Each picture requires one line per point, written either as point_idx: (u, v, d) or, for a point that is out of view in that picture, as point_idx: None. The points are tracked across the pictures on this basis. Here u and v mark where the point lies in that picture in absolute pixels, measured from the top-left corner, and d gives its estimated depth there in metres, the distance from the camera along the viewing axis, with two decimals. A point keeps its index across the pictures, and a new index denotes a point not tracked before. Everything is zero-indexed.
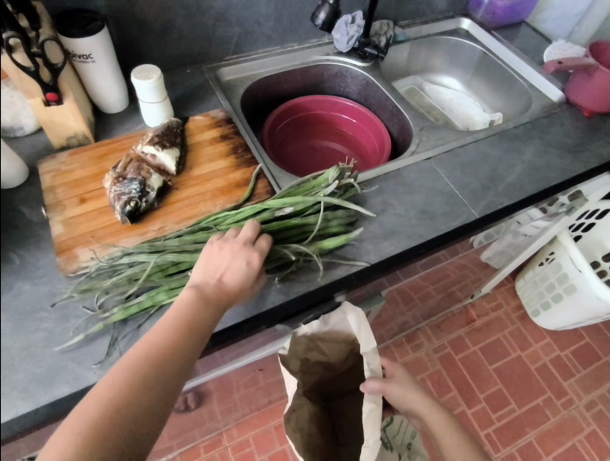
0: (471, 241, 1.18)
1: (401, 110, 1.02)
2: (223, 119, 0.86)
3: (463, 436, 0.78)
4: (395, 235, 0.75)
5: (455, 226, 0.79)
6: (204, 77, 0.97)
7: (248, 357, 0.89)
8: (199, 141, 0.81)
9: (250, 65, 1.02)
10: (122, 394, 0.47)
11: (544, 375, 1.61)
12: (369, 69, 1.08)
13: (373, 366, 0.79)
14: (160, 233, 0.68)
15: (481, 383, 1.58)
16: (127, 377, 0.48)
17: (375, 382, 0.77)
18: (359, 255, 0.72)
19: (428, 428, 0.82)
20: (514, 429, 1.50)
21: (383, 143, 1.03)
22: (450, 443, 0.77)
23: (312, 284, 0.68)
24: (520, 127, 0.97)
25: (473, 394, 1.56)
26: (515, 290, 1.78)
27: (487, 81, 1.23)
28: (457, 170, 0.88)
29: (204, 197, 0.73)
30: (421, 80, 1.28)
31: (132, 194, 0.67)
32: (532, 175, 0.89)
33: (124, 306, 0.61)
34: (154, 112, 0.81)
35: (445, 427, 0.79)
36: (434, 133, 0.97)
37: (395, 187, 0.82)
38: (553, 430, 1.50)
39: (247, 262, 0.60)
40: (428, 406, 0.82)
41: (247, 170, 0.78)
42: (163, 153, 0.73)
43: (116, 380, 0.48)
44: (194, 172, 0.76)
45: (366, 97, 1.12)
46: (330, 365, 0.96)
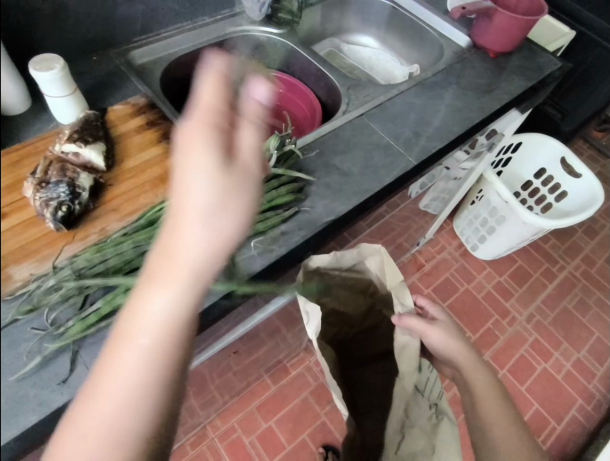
0: (410, 192, 1.25)
1: (326, 73, 1.03)
2: (145, 104, 0.81)
3: (503, 402, 0.85)
4: (342, 192, 0.77)
5: (396, 175, 0.82)
6: (114, 62, 0.89)
7: (230, 335, 0.91)
8: (123, 131, 0.75)
9: (163, 46, 0.97)
10: (143, 416, 0.41)
11: (489, 300, 1.78)
12: (286, 35, 1.08)
13: (402, 300, 0.86)
14: (103, 235, 0.64)
15: None
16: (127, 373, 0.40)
17: (409, 319, 0.84)
18: (314, 218, 0.73)
19: (460, 374, 0.90)
20: None
21: (314, 108, 1.03)
22: (487, 400, 0.84)
23: (272, 255, 0.68)
24: (438, 75, 1.02)
25: None
26: (454, 230, 1.92)
27: (399, 36, 1.27)
28: (388, 122, 0.91)
29: (142, 189, 0.69)
30: (338, 41, 1.29)
31: (62, 197, 0.60)
32: (455, 117, 0.95)
33: (81, 319, 0.60)
34: (64, 107, 0.74)
35: (486, 386, 0.86)
36: (361, 91, 0.99)
37: (334, 148, 0.84)
38: (504, 346, 1.68)
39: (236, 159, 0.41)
40: (472, 361, 0.88)
41: None
42: (87, 149, 0.65)
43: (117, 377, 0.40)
44: (126, 165, 0.70)
45: (288, 65, 1.11)
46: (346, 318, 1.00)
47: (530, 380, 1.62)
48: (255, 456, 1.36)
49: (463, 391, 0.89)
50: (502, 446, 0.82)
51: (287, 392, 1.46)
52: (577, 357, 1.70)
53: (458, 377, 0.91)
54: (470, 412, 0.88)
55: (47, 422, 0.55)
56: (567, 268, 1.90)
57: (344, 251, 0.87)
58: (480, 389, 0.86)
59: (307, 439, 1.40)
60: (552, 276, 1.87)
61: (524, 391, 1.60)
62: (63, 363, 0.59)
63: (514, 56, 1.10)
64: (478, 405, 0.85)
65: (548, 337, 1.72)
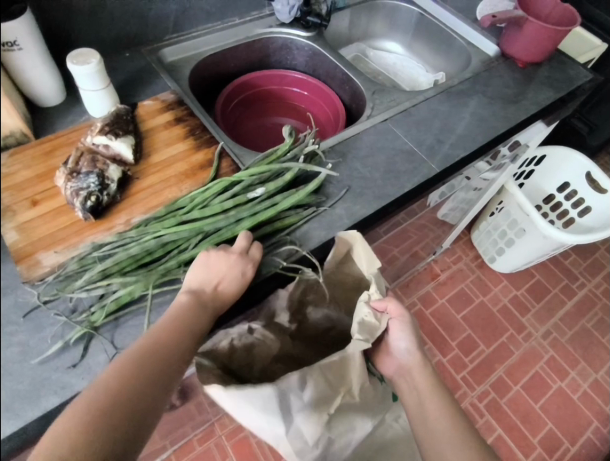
0: (428, 201, 1.24)
1: (352, 77, 1.03)
2: (174, 101, 0.82)
3: (453, 413, 0.70)
4: (363, 196, 0.77)
5: (418, 182, 0.82)
6: (146, 59, 0.91)
7: None
8: (152, 126, 0.77)
9: (193, 44, 0.98)
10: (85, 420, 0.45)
11: (505, 314, 1.75)
12: (314, 38, 1.07)
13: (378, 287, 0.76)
14: (128, 226, 0.64)
15: (452, 332, 1.69)
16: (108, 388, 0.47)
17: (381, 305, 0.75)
18: (334, 221, 0.73)
19: (405, 369, 0.79)
20: (485, 367, 1.62)
21: (338, 112, 1.04)
22: (430, 399, 0.72)
23: (292, 255, 0.68)
24: (465, 82, 1.02)
25: (446, 343, 1.66)
26: (471, 241, 1.90)
27: (426, 43, 1.26)
28: (412, 128, 0.91)
29: (168, 183, 0.70)
30: (364, 47, 1.30)
31: (91, 188, 0.63)
32: (480, 126, 0.94)
33: (102, 306, 0.58)
34: (98, 100, 0.76)
35: (426, 380, 0.75)
36: (386, 96, 0.99)
37: (357, 152, 0.84)
38: (518, 361, 1.65)
39: (243, 273, 0.61)
40: (419, 360, 0.78)
41: (208, 150, 0.76)
42: (118, 141, 0.69)
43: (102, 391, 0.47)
44: (153, 160, 0.72)
45: (314, 68, 1.11)
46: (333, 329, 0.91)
47: (544, 398, 1.58)
48: (261, 456, 1.35)
49: (404, 387, 0.78)
50: (448, 450, 0.65)
51: None
52: (594, 378, 1.65)
53: (402, 372, 0.80)
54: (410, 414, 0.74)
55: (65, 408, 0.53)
56: (587, 286, 1.86)
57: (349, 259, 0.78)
58: (421, 383, 0.75)
59: None
60: (571, 293, 1.83)
61: (537, 409, 1.56)
62: (79, 347, 0.56)
63: (543, 67, 1.09)
64: (423, 404, 0.72)
65: (564, 355, 1.68)
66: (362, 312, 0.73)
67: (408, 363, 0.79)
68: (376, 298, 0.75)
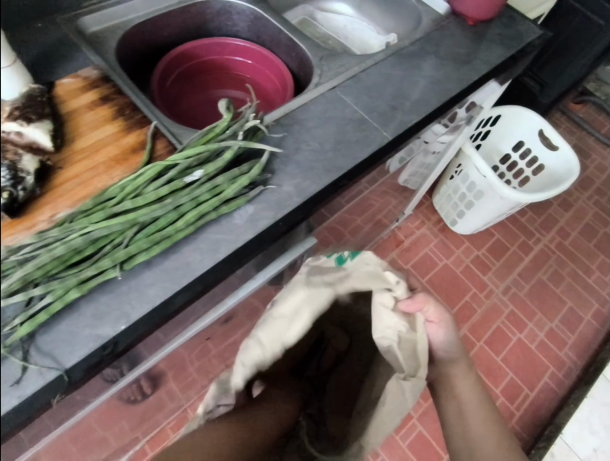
0: (386, 169, 1.22)
1: (297, 42, 0.97)
2: (98, 78, 0.74)
3: (491, 432, 0.79)
4: (313, 171, 0.73)
5: (371, 152, 0.79)
6: (62, 30, 0.81)
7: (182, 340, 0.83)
8: (74, 108, 0.69)
9: (116, 10, 0.87)
10: None
11: (469, 275, 1.80)
12: (255, 1, 0.99)
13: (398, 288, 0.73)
14: (52, 223, 0.58)
15: None
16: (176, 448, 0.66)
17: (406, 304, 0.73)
18: (282, 200, 0.69)
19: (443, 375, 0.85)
20: None
21: (285, 82, 0.98)
22: (474, 412, 0.80)
23: (238, 239, 0.64)
24: (415, 43, 0.98)
25: None
26: (433, 206, 1.91)
27: (376, 2, 1.20)
28: (363, 96, 0.87)
29: (95, 171, 0.63)
30: (311, 9, 1.22)
31: (2, 182, 0.56)
32: (433, 89, 0.91)
33: (29, 314, 0.52)
34: (3, 81, 0.64)
35: (473, 401, 0.81)
36: (334, 62, 0.94)
37: (304, 123, 0.79)
38: (481, 319, 1.72)
39: None
40: (463, 372, 0.84)
41: (140, 131, 0.69)
42: (32, 128, 0.61)
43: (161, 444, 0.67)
44: (76, 146, 0.65)
45: (257, 34, 1.03)
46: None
47: (506, 351, 1.67)
48: None
49: (444, 395, 0.84)
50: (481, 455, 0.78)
51: None
52: (550, 328, 1.75)
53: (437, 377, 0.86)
54: (451, 421, 0.82)
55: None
56: (543, 241, 1.93)
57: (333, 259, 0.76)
58: (463, 394, 0.82)
59: None
60: (528, 249, 1.90)
61: (499, 361, 1.65)
62: (7, 362, 0.51)
63: (493, 24, 1.06)
64: (465, 416, 0.81)
65: (524, 309, 1.76)
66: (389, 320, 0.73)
67: (447, 369, 0.84)
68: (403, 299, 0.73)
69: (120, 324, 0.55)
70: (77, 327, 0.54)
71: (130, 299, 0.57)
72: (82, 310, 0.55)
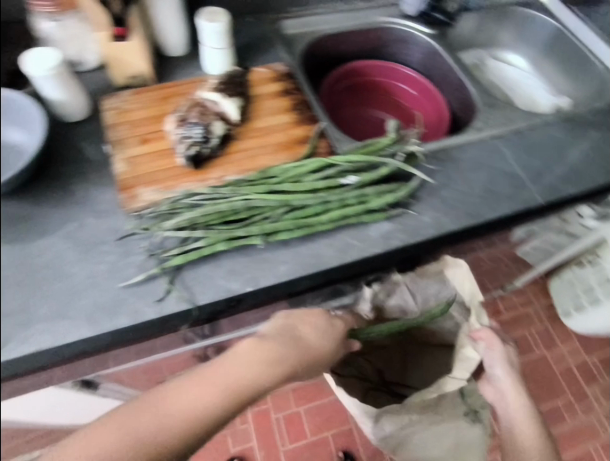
0: (515, 232, 1.15)
1: (466, 83, 0.97)
2: (285, 73, 0.83)
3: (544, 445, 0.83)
4: (452, 209, 0.73)
5: (517, 210, 0.75)
6: (266, 27, 0.92)
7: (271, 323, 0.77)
8: (259, 93, 0.78)
9: (314, 20, 0.98)
10: None
11: (568, 378, 1.58)
12: (436, 37, 1.01)
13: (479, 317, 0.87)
14: (220, 182, 0.67)
15: None
16: (164, 418, 0.53)
17: (480, 332, 0.87)
18: (415, 227, 0.71)
19: (501, 395, 0.91)
20: None
21: (441, 118, 0.99)
22: (527, 428, 0.86)
23: (366, 249, 0.67)
24: (595, 114, 0.91)
25: None
26: (547, 288, 1.72)
27: (558, 62, 1.14)
28: (522, 151, 0.83)
29: (264, 150, 0.71)
30: (484, 55, 1.19)
31: (196, 138, 0.67)
32: (603, 165, 0.83)
33: (184, 247, 0.61)
34: (216, 59, 0.79)
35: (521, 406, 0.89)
36: (501, 111, 0.92)
37: (457, 162, 0.79)
38: (569, 432, 1.49)
39: None
40: (517, 394, 0.90)
41: (308, 127, 0.75)
42: (227, 101, 0.72)
43: (122, 421, 0.52)
44: (255, 124, 0.74)
45: (427, 68, 1.06)
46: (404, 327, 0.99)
47: None
48: (278, 433, 1.38)
49: (504, 425, 0.90)
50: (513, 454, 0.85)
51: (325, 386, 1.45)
52: None
53: (500, 400, 0.91)
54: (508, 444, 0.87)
55: (132, 329, 0.59)
56: None
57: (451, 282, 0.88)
58: (520, 412, 0.88)
59: (330, 439, 1.37)
60: None
61: None
62: (156, 281, 0.61)
63: None
64: (517, 440, 0.85)
65: None
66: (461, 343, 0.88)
67: (502, 387, 0.90)
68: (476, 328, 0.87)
69: (248, 285, 0.61)
70: (214, 274, 0.61)
71: (261, 268, 0.63)
72: (222, 261, 0.63)
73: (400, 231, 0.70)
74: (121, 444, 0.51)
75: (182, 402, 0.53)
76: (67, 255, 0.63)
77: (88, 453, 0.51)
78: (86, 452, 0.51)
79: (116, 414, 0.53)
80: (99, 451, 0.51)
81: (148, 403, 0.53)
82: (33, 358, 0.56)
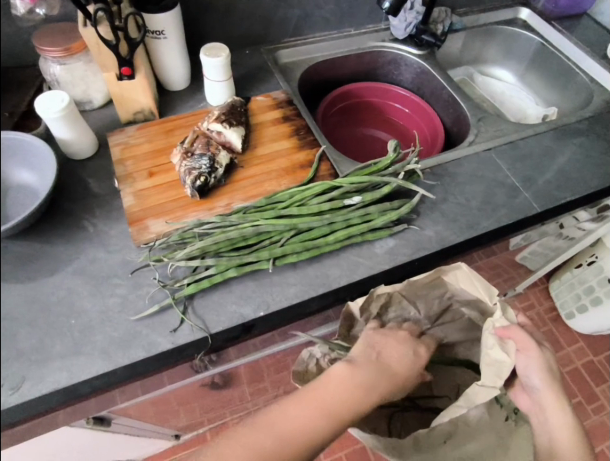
0: (510, 244, 1.14)
1: (458, 100, 1.01)
2: (285, 100, 0.86)
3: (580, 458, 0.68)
4: (454, 222, 0.76)
5: (515, 218, 0.78)
6: (263, 58, 0.97)
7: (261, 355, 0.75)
8: (261, 121, 0.82)
9: (308, 49, 1.02)
10: None
11: (591, 371, 1.51)
12: (425, 57, 1.06)
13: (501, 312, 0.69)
14: (227, 209, 0.69)
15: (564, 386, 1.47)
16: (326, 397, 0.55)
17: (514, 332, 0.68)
18: (420, 241, 0.73)
19: (539, 407, 0.72)
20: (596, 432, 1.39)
21: (436, 134, 1.02)
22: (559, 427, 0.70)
23: (374, 267, 0.69)
24: (583, 122, 0.95)
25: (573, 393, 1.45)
26: (548, 291, 1.66)
27: (542, 75, 1.19)
28: (517, 162, 0.87)
29: (268, 176, 0.74)
30: (473, 71, 1.23)
31: (202, 169, 0.69)
32: (594, 169, 0.86)
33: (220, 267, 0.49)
34: (218, 91, 0.82)
35: (564, 426, 0.70)
36: (492, 124, 0.96)
37: (453, 177, 0.83)
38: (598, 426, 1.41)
39: None
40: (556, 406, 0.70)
41: (310, 152, 0.78)
42: (230, 131, 0.75)
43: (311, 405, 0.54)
44: (258, 152, 0.77)
45: (419, 86, 1.11)
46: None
47: None
48: None
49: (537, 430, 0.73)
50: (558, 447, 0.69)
51: None
52: None
53: (537, 411, 0.73)
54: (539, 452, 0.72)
55: (150, 362, 0.58)
56: None
57: (453, 282, 0.72)
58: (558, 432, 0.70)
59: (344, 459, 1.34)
60: None
61: None
62: (173, 312, 0.61)
63: None
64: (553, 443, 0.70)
65: None
66: (487, 344, 0.68)
67: (540, 398, 0.71)
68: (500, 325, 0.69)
69: (259, 309, 0.62)
70: (228, 301, 0.63)
71: (272, 291, 0.64)
72: (234, 288, 0.64)
73: (405, 246, 0.72)
74: (311, 415, 0.54)
75: (337, 377, 0.57)
76: (80, 291, 0.62)
77: (269, 426, 0.53)
78: (285, 418, 0.54)
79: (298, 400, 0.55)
80: (298, 425, 0.53)
81: (321, 392, 0.56)
82: (51, 397, 0.54)
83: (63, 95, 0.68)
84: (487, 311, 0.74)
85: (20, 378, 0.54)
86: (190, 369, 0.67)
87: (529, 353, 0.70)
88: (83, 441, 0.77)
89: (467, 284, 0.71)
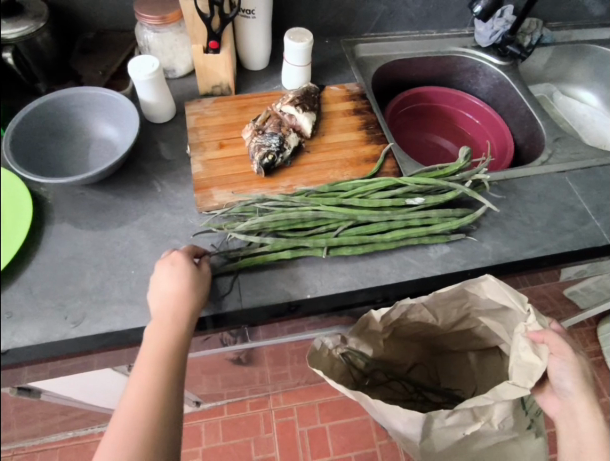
0: (566, 274, 1.08)
1: (535, 117, 0.97)
2: (358, 93, 0.86)
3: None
4: (515, 240, 0.73)
5: (582, 247, 0.74)
6: (341, 49, 0.97)
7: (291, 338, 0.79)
8: (333, 110, 0.82)
9: (386, 45, 1.01)
10: None
11: None
12: (507, 68, 1.03)
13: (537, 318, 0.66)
14: (289, 190, 0.70)
15: None
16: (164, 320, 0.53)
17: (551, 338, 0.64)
18: (476, 253, 0.71)
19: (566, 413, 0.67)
20: None
21: (506, 149, 0.99)
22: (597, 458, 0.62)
23: (426, 271, 0.68)
24: None
25: None
26: (596, 334, 1.56)
27: None
28: (592, 189, 0.82)
29: (332, 164, 0.74)
30: (554, 89, 1.18)
31: (271, 147, 0.70)
32: None
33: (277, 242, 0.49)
34: (294, 75, 0.84)
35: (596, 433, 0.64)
36: (570, 146, 0.91)
37: (521, 194, 0.79)
38: None
39: None
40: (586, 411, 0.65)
41: (376, 147, 0.78)
42: (303, 115, 0.76)
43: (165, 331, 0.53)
44: (325, 139, 0.78)
45: (494, 98, 1.07)
46: (422, 338, 0.87)
47: None
48: (299, 447, 1.35)
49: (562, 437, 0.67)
50: None
51: (351, 405, 1.42)
52: None
53: (567, 419, 0.67)
54: None
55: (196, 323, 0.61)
56: None
57: (485, 293, 0.67)
58: (589, 441, 0.63)
59: None
60: None
61: None
62: (225, 280, 0.63)
63: None
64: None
65: None
66: (517, 346, 0.66)
67: (571, 403, 0.66)
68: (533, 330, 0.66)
69: (306, 292, 0.63)
70: (277, 278, 0.64)
71: (320, 276, 0.65)
72: (285, 268, 0.65)
73: (460, 256, 0.70)
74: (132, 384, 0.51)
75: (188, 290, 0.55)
76: (141, 245, 0.65)
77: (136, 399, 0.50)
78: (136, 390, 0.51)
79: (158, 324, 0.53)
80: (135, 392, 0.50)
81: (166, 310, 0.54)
82: (104, 338, 0.58)
83: (153, 60, 0.72)
84: (516, 321, 0.71)
85: (81, 314, 0.58)
86: (219, 340, 0.71)
87: (565, 356, 0.64)
88: (119, 387, 0.82)
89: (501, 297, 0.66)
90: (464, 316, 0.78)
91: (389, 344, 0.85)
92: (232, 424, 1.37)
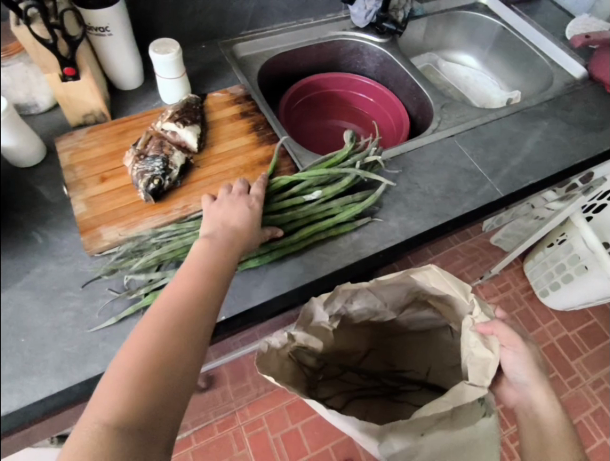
0: (484, 225, 1.11)
1: (420, 87, 1.00)
2: (242, 95, 0.84)
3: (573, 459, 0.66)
4: (419, 212, 0.75)
5: (478, 205, 0.78)
6: (220, 52, 0.94)
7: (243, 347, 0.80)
8: (219, 118, 0.79)
9: (266, 41, 0.99)
10: None
11: (565, 347, 1.55)
12: (387, 45, 1.05)
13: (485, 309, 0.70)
14: (184, 212, 0.67)
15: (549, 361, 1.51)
16: (164, 319, 0.47)
17: (500, 328, 0.68)
18: (384, 233, 0.72)
19: (528, 405, 0.71)
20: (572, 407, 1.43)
21: (401, 122, 1.01)
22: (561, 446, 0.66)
23: (339, 262, 0.68)
24: (543, 104, 0.95)
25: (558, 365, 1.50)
26: (523, 271, 1.69)
27: (505, 59, 1.19)
28: (479, 148, 0.87)
29: (226, 175, 0.72)
30: (437, 57, 1.24)
31: (155, 171, 0.66)
32: (555, 152, 0.87)
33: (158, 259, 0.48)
34: (171, 89, 0.79)
35: (558, 423, 0.68)
36: (455, 111, 0.95)
37: (417, 166, 0.82)
38: (571, 401, 1.44)
39: None
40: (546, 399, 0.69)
41: (269, 147, 0.76)
42: (185, 130, 0.72)
43: (139, 349, 0.45)
44: (215, 150, 0.75)
45: (382, 75, 1.10)
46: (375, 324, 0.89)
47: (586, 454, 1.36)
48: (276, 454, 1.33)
49: (524, 424, 0.72)
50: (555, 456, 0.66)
51: None
52: None
53: (525, 408, 0.72)
54: None
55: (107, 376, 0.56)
56: None
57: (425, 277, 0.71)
58: (550, 429, 0.68)
59: (330, 451, 1.35)
60: None
61: None
62: (131, 323, 0.59)
63: None
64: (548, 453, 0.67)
65: None
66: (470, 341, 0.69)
67: (530, 395, 0.70)
68: (481, 321, 0.69)
69: (220, 314, 0.61)
70: None
71: (233, 294, 0.63)
72: None
73: (369, 240, 0.71)
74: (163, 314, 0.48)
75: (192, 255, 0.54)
76: (29, 307, 0.59)
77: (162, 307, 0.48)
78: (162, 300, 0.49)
79: (125, 347, 0.45)
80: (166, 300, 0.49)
81: (153, 320, 0.47)
82: None
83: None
84: (462, 311, 0.74)
85: None
86: None
87: (515, 348, 0.69)
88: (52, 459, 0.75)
89: (442, 283, 0.70)
90: (412, 300, 0.81)
91: (341, 335, 0.85)
92: (203, 452, 1.32)
